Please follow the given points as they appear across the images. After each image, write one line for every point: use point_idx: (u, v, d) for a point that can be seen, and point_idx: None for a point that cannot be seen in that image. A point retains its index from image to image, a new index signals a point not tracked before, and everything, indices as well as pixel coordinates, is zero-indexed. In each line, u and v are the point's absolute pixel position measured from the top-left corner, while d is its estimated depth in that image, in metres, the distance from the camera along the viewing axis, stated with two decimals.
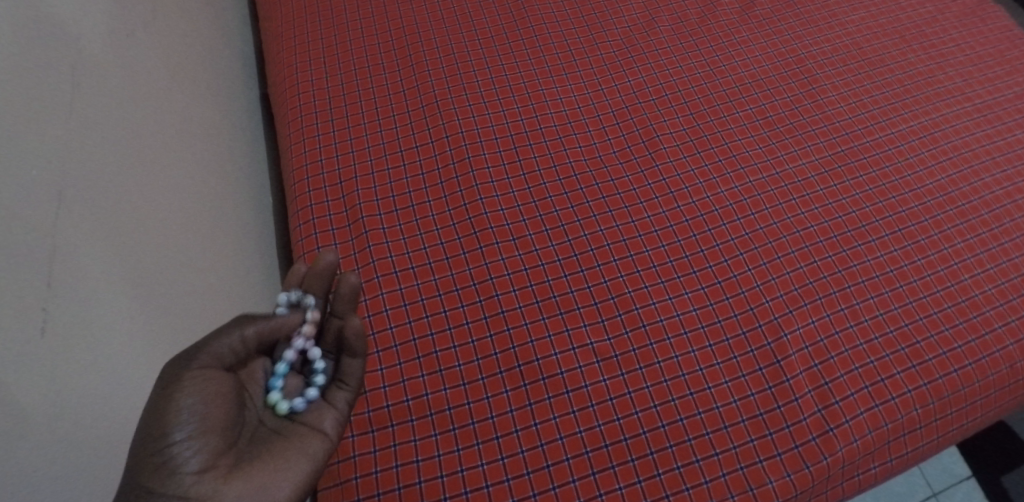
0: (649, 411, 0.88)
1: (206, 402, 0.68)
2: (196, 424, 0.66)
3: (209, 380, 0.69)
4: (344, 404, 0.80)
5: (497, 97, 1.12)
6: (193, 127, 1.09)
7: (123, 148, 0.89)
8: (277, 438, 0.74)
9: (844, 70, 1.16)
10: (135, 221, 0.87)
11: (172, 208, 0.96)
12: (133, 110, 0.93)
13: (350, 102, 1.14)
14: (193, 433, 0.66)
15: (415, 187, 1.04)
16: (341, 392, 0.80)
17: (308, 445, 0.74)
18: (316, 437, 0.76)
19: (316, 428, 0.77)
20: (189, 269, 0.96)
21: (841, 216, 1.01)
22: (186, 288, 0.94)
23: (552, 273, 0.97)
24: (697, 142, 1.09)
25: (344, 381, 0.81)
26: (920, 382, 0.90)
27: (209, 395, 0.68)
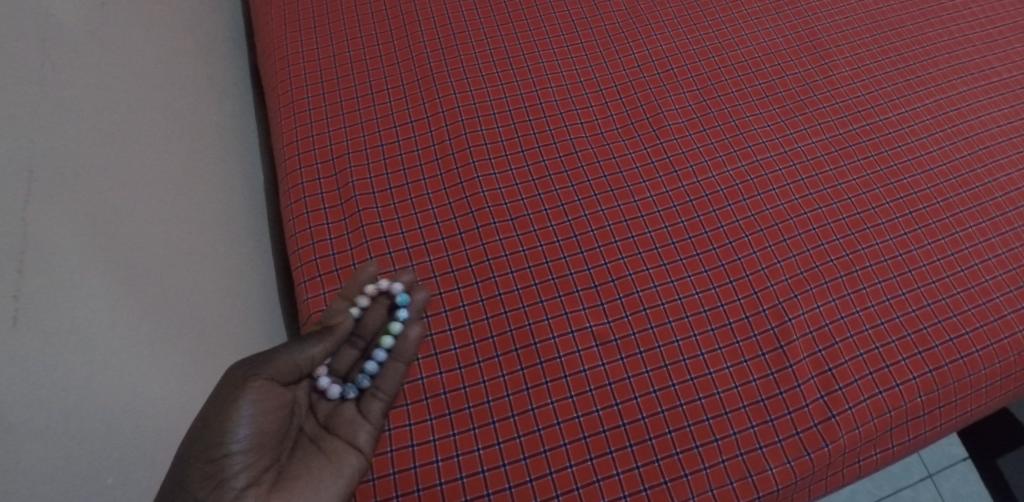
0: (648, 396, 0.86)
1: (263, 417, 0.75)
2: (251, 441, 0.73)
3: (269, 397, 0.76)
4: (378, 416, 0.84)
5: (496, 70, 1.08)
6: (176, 99, 1.05)
7: (98, 124, 0.85)
8: (314, 450, 0.80)
9: (858, 44, 1.12)
10: (112, 199, 0.83)
11: (155, 185, 0.93)
12: (105, 83, 0.89)
13: (341, 75, 1.09)
14: (246, 451, 0.73)
15: (410, 164, 1.01)
16: (375, 403, 0.85)
17: (343, 462, 0.79)
18: (349, 453, 0.80)
19: (350, 443, 0.81)
20: (177, 249, 0.93)
21: (851, 197, 0.98)
22: (175, 269, 0.91)
23: (551, 254, 0.94)
24: (703, 118, 1.05)
25: (381, 394, 0.85)
26: (925, 368, 0.88)
27: (266, 411, 0.76)
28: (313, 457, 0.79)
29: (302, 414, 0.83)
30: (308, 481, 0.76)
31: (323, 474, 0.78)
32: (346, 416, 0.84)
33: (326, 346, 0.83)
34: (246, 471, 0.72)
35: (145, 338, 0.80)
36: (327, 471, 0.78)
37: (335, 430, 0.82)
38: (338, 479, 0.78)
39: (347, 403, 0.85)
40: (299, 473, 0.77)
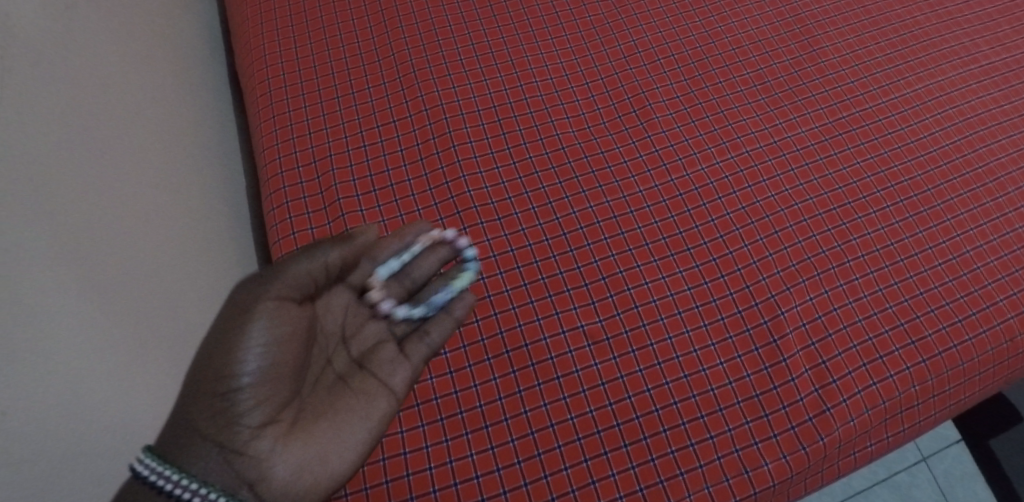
0: (642, 395, 0.85)
1: (277, 348, 0.69)
2: (263, 377, 0.68)
3: (283, 324, 0.70)
4: (420, 360, 0.79)
5: (480, 65, 1.06)
6: (150, 102, 1.01)
7: (70, 132, 0.82)
8: (343, 388, 0.75)
9: (846, 30, 1.11)
10: (89, 210, 0.81)
11: (131, 194, 0.90)
12: (75, 90, 0.86)
13: (321, 74, 1.06)
14: (257, 386, 0.68)
15: (394, 164, 0.98)
16: (419, 347, 0.79)
17: (371, 405, 0.74)
18: (382, 396, 0.75)
19: (384, 383, 0.76)
20: (152, 260, 0.90)
21: (842, 187, 0.97)
22: (151, 281, 0.89)
23: (540, 254, 0.93)
24: (691, 110, 1.03)
25: (424, 337, 0.80)
26: (919, 358, 0.88)
27: (281, 340, 0.70)
28: (340, 396, 0.74)
29: (338, 346, 0.78)
30: (331, 422, 0.72)
31: (348, 418, 0.72)
32: (386, 356, 0.78)
33: (342, 253, 0.75)
34: (258, 407, 0.68)
35: (117, 357, 0.78)
36: (356, 414, 0.73)
37: (370, 366, 0.77)
38: (366, 424, 0.73)
39: (386, 339, 0.80)
40: (321, 414, 0.72)
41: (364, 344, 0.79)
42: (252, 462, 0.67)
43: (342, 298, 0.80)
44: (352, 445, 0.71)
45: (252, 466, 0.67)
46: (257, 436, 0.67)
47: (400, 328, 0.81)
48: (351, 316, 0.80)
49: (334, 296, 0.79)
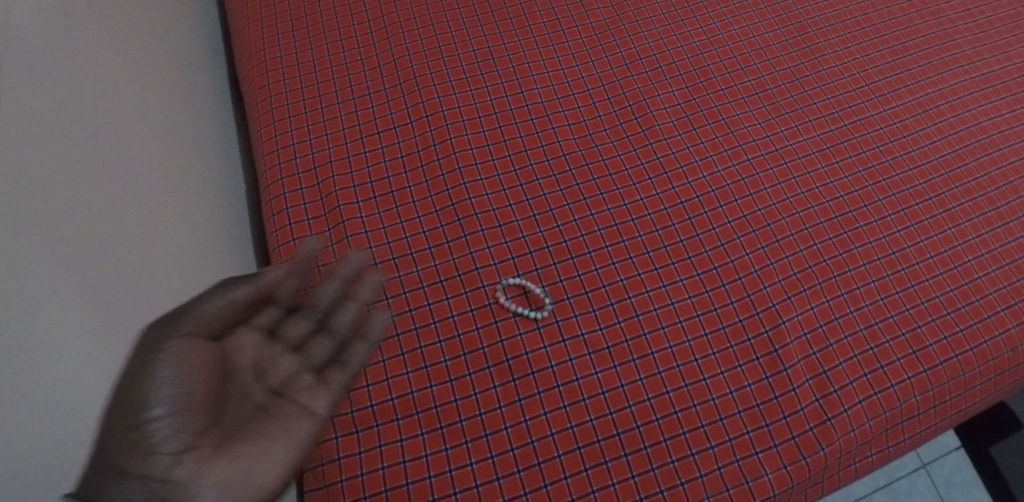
0: (642, 404, 0.85)
1: (185, 374, 0.66)
2: (174, 401, 0.64)
3: (187, 356, 0.67)
4: (340, 386, 0.77)
5: (481, 71, 1.06)
6: (149, 108, 1.01)
7: (66, 147, 0.82)
8: (263, 418, 0.72)
9: (848, 37, 1.11)
10: (85, 226, 0.81)
11: (127, 203, 0.90)
12: (72, 101, 0.86)
13: (322, 80, 1.06)
14: (172, 412, 0.64)
15: (394, 171, 0.98)
16: (337, 374, 0.78)
17: (294, 425, 0.73)
18: (303, 418, 0.74)
19: (303, 408, 0.74)
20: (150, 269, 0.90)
21: (843, 195, 0.97)
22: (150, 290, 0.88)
23: (540, 261, 0.93)
24: (692, 117, 1.03)
25: (342, 363, 0.78)
26: (920, 368, 0.87)
27: (189, 369, 0.66)
28: (261, 426, 0.71)
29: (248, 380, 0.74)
30: (258, 444, 0.69)
31: (272, 435, 0.71)
32: (301, 386, 0.76)
33: (247, 291, 0.74)
34: (176, 436, 0.64)
35: (121, 369, 0.78)
36: (280, 433, 0.71)
37: (287, 395, 0.75)
38: (291, 442, 0.71)
39: (302, 372, 0.77)
40: (246, 435, 0.69)
41: (279, 380, 0.75)
42: (171, 488, 0.62)
43: (252, 341, 0.76)
44: (279, 462, 0.69)
45: (172, 492, 0.62)
46: (178, 462, 0.63)
47: (318, 359, 0.78)
48: (265, 353, 0.76)
49: (245, 337, 0.76)
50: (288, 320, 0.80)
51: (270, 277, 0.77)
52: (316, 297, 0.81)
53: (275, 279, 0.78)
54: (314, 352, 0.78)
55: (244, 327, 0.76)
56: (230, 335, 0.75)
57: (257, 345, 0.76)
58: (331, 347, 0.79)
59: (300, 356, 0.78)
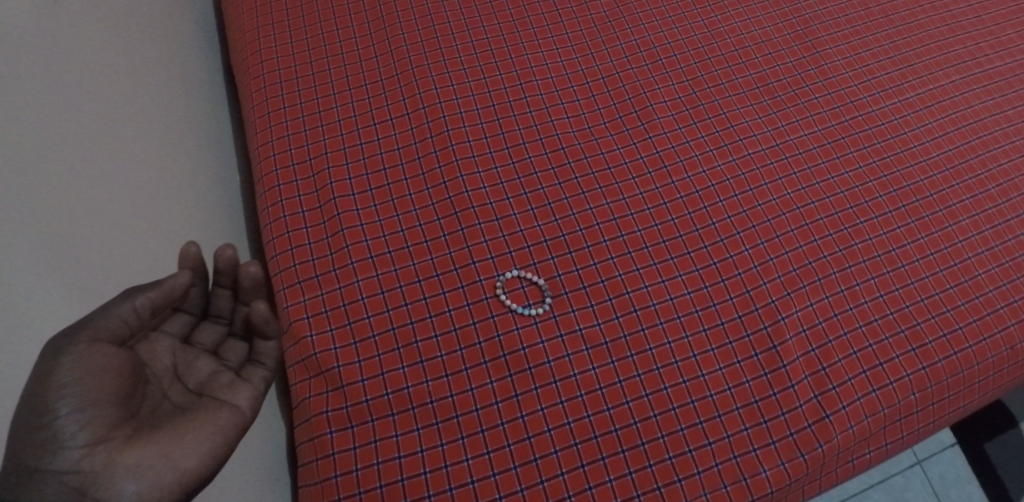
0: (640, 400, 0.85)
1: (89, 374, 0.60)
2: (76, 397, 0.59)
3: (92, 356, 0.60)
4: (261, 380, 0.72)
5: (479, 63, 1.04)
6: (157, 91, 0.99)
7: (86, 126, 0.80)
8: (179, 415, 0.65)
9: (849, 32, 1.10)
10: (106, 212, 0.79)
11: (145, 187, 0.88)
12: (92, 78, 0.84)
13: (317, 71, 1.05)
14: (76, 407, 0.59)
15: (390, 163, 0.97)
16: (255, 370, 0.72)
17: (216, 415, 0.66)
18: (223, 408, 0.67)
19: (223, 401, 0.68)
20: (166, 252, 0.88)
21: (844, 191, 0.96)
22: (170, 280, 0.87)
23: (538, 255, 0.92)
24: (692, 111, 1.02)
25: (260, 358, 0.72)
26: (919, 365, 0.87)
27: (93, 370, 0.60)
28: (177, 420, 0.64)
29: (165, 381, 0.68)
30: (175, 433, 0.63)
31: (191, 425, 0.64)
32: (219, 383, 0.70)
33: (151, 298, 0.65)
34: (83, 432, 0.59)
35: None
36: (199, 423, 0.65)
37: (207, 392, 0.69)
38: (211, 432, 0.65)
39: (222, 371, 0.70)
40: (161, 426, 0.63)
41: (197, 379, 0.69)
42: (87, 480, 0.58)
43: (166, 345, 0.69)
44: (199, 451, 0.64)
45: (90, 485, 0.58)
46: (91, 455, 0.59)
47: (237, 360, 0.72)
48: (180, 358, 0.70)
49: (157, 343, 0.69)
50: (200, 325, 0.73)
51: (175, 282, 0.66)
52: (213, 299, 0.72)
53: (183, 285, 0.67)
54: (232, 354, 0.72)
55: (155, 335, 0.69)
56: (142, 343, 0.68)
57: (171, 351, 0.69)
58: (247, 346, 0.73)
59: (218, 358, 0.72)
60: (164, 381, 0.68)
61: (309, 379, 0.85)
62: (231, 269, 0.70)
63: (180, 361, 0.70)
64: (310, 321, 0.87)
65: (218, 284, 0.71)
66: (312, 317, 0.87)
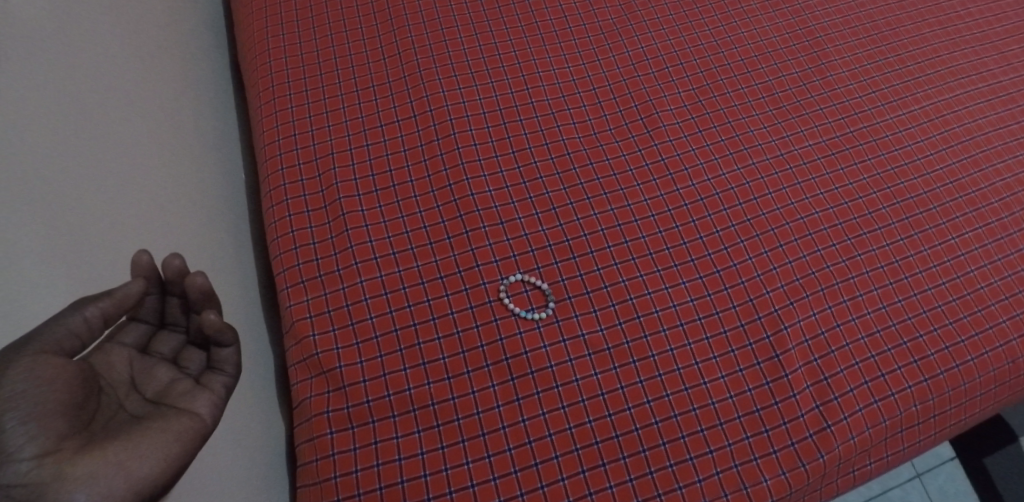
0: (642, 407, 0.84)
1: (38, 385, 0.56)
2: (21, 409, 0.55)
3: (39, 367, 0.57)
4: (221, 387, 0.68)
5: (486, 67, 1.05)
6: (166, 89, 1.00)
7: (96, 123, 0.81)
8: (136, 425, 0.62)
9: (855, 43, 1.10)
10: (112, 207, 0.79)
11: (151, 184, 0.88)
12: (101, 75, 0.85)
13: (325, 72, 1.05)
14: (22, 418, 0.54)
15: (396, 165, 0.97)
16: (214, 377, 0.69)
17: (175, 423, 0.63)
18: (183, 415, 0.64)
19: (185, 408, 0.65)
20: (172, 250, 0.89)
21: (848, 201, 0.97)
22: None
23: (542, 259, 0.92)
24: (698, 119, 1.02)
25: (219, 365, 0.69)
26: (921, 377, 0.87)
27: (42, 381, 0.56)
28: (133, 429, 0.61)
29: (120, 391, 0.64)
30: (131, 441, 0.59)
31: (148, 433, 0.61)
32: (179, 391, 0.66)
33: (104, 307, 0.62)
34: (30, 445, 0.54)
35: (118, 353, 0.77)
36: (156, 430, 0.61)
37: (165, 401, 0.65)
38: (171, 439, 0.62)
39: (181, 379, 0.68)
40: (115, 434, 0.60)
41: (156, 389, 0.66)
42: (34, 493, 0.53)
43: (123, 355, 0.66)
44: (158, 456, 0.60)
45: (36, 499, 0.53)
46: (39, 467, 0.54)
47: (198, 368, 0.69)
48: (137, 368, 0.67)
49: (112, 353, 0.66)
50: (158, 334, 0.71)
51: (128, 290, 0.63)
52: (167, 307, 0.70)
53: (135, 294, 0.64)
54: (190, 361, 0.70)
55: (110, 346, 0.66)
56: (96, 353, 0.65)
57: (127, 361, 0.66)
58: (206, 354, 0.70)
59: (177, 366, 0.69)
60: (119, 391, 0.64)
61: (310, 379, 0.85)
62: (180, 278, 0.69)
63: (138, 371, 0.67)
64: (313, 321, 0.87)
65: (170, 292, 0.70)
66: (315, 316, 0.87)
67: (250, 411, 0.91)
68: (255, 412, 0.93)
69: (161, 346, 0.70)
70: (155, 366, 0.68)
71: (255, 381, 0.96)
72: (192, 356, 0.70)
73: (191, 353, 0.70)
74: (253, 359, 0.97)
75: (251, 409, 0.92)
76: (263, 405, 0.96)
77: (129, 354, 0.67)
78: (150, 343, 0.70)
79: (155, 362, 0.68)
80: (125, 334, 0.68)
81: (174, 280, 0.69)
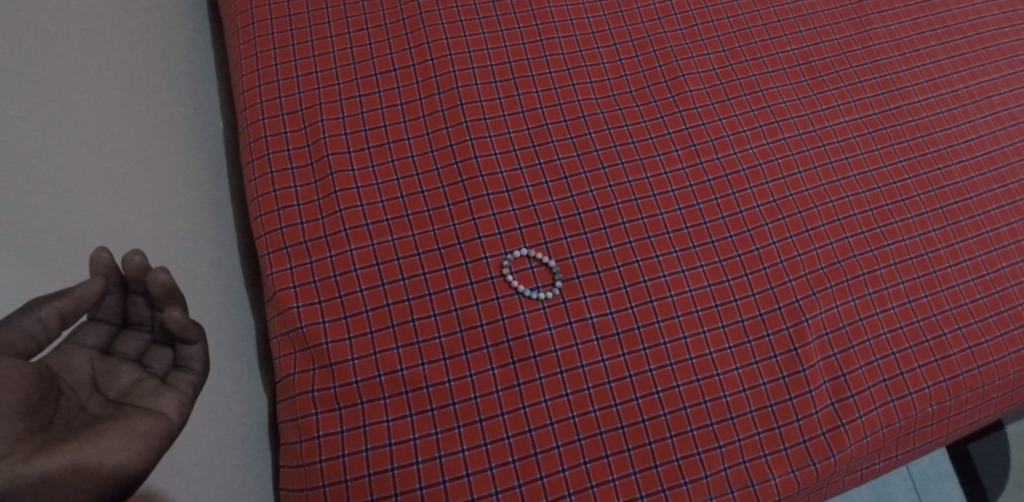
0: (649, 397, 0.80)
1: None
2: None
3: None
4: (189, 387, 0.64)
5: (496, 13, 0.95)
6: (131, 20, 0.88)
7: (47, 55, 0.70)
8: (97, 426, 0.57)
9: (902, 10, 1.03)
10: (68, 164, 0.70)
11: (116, 135, 0.79)
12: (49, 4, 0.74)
13: (314, 9, 0.95)
14: None
15: (392, 120, 0.88)
16: (181, 378, 0.64)
17: (142, 423, 0.58)
18: (149, 416, 0.60)
19: (151, 408, 0.61)
20: (139, 201, 0.79)
21: (881, 186, 0.92)
22: (145, 234, 0.78)
23: (550, 234, 0.85)
24: (727, 86, 0.95)
25: (187, 364, 0.65)
26: (941, 377, 0.84)
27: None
28: (95, 430, 0.56)
29: (82, 392, 0.59)
30: (91, 445, 0.54)
31: (113, 433, 0.56)
32: (147, 392, 0.62)
33: (60, 307, 0.57)
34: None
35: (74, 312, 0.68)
36: (122, 431, 0.57)
37: (130, 402, 0.61)
38: (138, 439, 0.57)
39: (146, 378, 0.63)
40: (74, 437, 0.54)
41: (120, 390, 0.61)
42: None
43: (83, 355, 0.61)
44: (126, 458, 0.56)
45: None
46: None
47: (164, 367, 0.65)
48: (99, 368, 0.61)
49: (72, 354, 0.60)
50: (120, 334, 0.65)
51: (87, 289, 0.58)
52: (130, 306, 0.64)
53: (94, 293, 0.59)
54: (155, 361, 0.65)
55: (69, 346, 0.60)
56: (53, 354, 0.59)
57: (90, 361, 0.61)
58: (173, 352, 0.65)
59: (142, 366, 0.64)
60: (80, 393, 0.59)
61: (294, 353, 0.78)
62: (143, 275, 0.63)
63: (100, 371, 0.61)
64: (297, 291, 0.80)
65: (133, 290, 0.64)
66: (299, 286, 0.80)
67: (228, 382, 0.85)
68: (236, 384, 0.86)
69: (123, 346, 0.64)
70: (120, 366, 0.63)
71: (235, 350, 0.89)
72: (158, 355, 0.65)
73: (156, 353, 0.65)
74: (232, 326, 0.90)
75: (229, 379, 0.85)
76: (245, 377, 0.89)
77: (90, 355, 0.61)
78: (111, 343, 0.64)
79: (118, 363, 0.63)
80: (83, 337, 0.62)
81: (133, 277, 0.63)
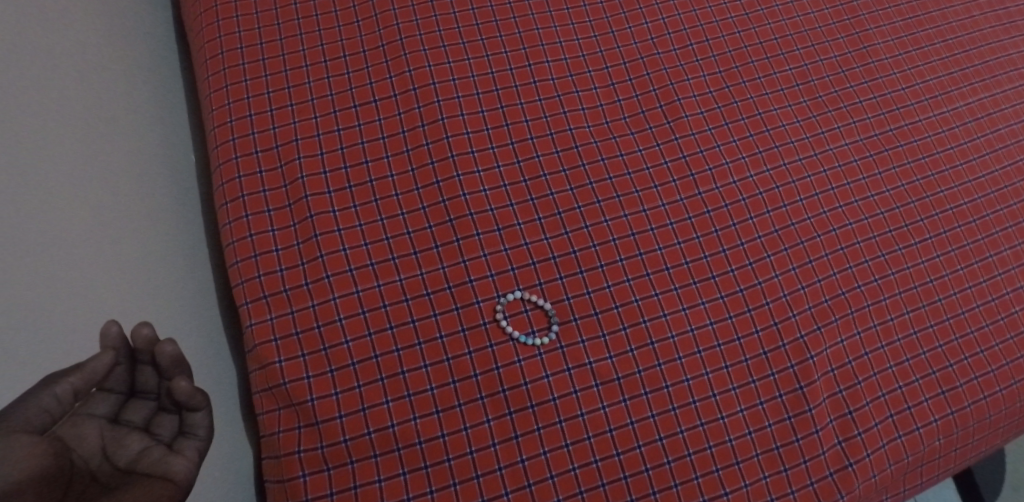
0: (653, 445, 0.76)
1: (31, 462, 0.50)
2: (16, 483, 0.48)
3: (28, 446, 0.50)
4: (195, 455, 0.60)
5: (481, 36, 0.90)
6: (90, 50, 0.83)
7: None
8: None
9: (899, 25, 1.01)
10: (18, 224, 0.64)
11: (74, 182, 0.73)
12: None
13: (286, 36, 0.89)
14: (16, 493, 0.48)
15: (373, 155, 0.83)
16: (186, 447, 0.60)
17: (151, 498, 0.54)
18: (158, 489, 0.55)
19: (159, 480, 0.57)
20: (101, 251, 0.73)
21: (884, 211, 0.89)
22: (110, 288, 0.73)
23: (544, 274, 0.80)
24: (724, 109, 0.92)
25: (192, 432, 0.61)
26: (947, 410, 0.82)
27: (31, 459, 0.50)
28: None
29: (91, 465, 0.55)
30: None
31: None
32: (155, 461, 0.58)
33: (74, 384, 0.55)
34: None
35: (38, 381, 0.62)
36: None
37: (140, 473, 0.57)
38: None
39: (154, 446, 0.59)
40: None
41: (128, 461, 0.57)
42: None
43: (91, 426, 0.57)
44: None
45: None
46: None
47: (169, 435, 0.61)
48: (108, 439, 0.57)
49: (81, 424, 0.56)
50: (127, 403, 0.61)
51: (98, 363, 0.56)
52: (137, 376, 0.61)
53: (105, 366, 0.57)
54: (161, 429, 0.61)
55: (77, 417, 0.57)
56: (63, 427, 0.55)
57: (99, 431, 0.57)
58: (180, 418, 0.62)
59: (149, 434, 0.60)
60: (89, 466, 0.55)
61: (277, 411, 0.74)
62: (152, 347, 0.61)
63: (109, 442, 0.57)
64: (278, 345, 0.75)
65: (139, 361, 0.61)
66: (280, 339, 0.75)
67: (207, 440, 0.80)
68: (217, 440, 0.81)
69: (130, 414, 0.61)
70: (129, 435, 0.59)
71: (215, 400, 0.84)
72: (165, 423, 0.61)
73: (163, 420, 0.61)
74: (211, 375, 0.85)
75: None
76: (227, 431, 0.84)
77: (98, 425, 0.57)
78: (118, 412, 0.60)
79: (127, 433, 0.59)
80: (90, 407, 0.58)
81: (141, 349, 0.61)
